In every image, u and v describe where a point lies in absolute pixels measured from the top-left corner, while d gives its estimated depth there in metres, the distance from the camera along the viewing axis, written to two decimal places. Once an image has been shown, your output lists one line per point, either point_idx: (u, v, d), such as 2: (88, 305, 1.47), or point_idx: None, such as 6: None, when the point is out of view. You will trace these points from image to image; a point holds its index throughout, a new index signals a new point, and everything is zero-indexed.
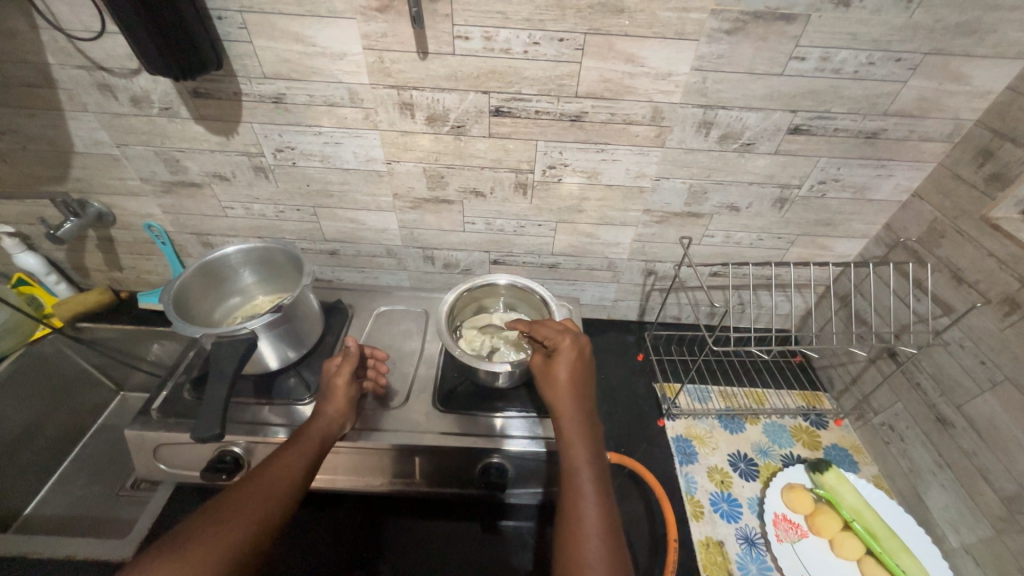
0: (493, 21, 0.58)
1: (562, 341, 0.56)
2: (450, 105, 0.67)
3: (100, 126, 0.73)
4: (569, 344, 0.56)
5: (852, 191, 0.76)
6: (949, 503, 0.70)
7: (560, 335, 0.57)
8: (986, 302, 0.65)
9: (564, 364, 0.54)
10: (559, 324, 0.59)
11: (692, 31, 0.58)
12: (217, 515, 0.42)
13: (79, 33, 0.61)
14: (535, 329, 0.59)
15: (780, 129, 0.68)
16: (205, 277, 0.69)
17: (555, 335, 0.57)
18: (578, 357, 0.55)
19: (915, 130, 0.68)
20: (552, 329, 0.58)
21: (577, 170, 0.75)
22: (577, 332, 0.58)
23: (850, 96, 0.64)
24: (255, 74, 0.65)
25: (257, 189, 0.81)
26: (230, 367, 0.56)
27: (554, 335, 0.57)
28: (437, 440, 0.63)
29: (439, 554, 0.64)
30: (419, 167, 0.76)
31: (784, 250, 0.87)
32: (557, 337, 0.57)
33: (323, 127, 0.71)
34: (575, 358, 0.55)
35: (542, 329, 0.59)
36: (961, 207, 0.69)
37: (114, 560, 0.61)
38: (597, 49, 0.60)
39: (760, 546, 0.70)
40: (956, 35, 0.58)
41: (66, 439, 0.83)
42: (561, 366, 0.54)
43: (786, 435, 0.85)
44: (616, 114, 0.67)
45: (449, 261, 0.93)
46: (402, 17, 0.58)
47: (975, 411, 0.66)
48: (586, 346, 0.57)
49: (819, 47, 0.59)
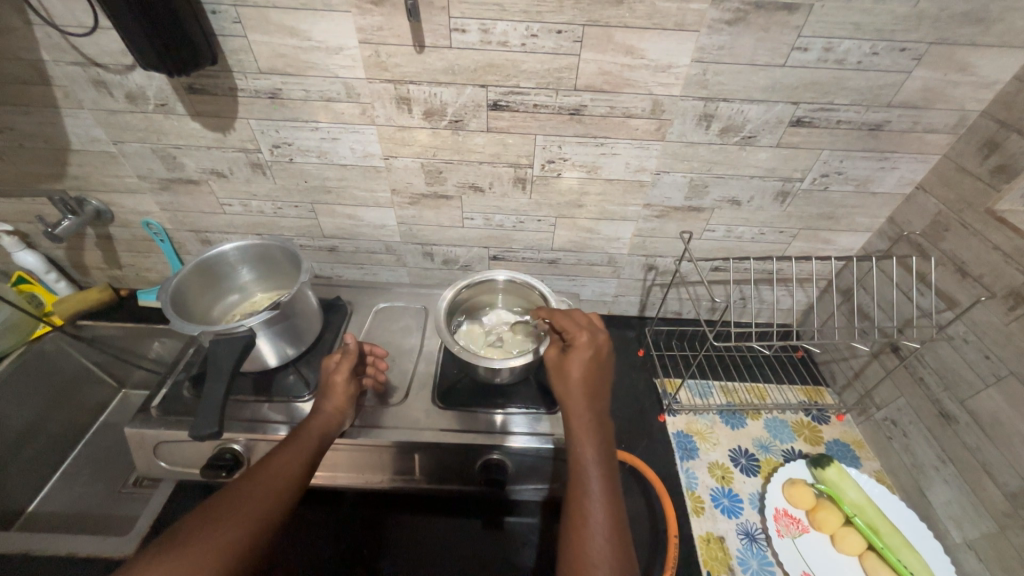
0: (489, 13, 0.57)
1: (581, 338, 0.56)
2: (447, 100, 0.66)
3: (96, 123, 0.73)
4: (588, 341, 0.55)
5: (855, 184, 0.75)
6: (952, 499, 0.70)
7: (579, 329, 0.57)
8: (991, 295, 0.64)
9: (580, 362, 0.53)
10: (580, 318, 0.58)
11: (692, 21, 0.57)
12: (217, 513, 0.42)
13: (73, 29, 0.61)
14: (557, 318, 0.59)
15: (782, 121, 0.67)
16: (203, 274, 0.68)
17: (575, 328, 0.57)
18: (595, 355, 0.55)
19: (920, 122, 0.67)
20: (572, 323, 0.58)
21: (576, 164, 0.74)
22: (596, 328, 0.58)
23: (853, 87, 0.63)
24: (250, 69, 0.64)
25: (255, 185, 0.80)
26: (229, 365, 0.56)
27: (573, 328, 0.57)
28: (436, 436, 0.63)
29: (440, 550, 0.64)
30: (416, 163, 0.75)
31: (786, 245, 0.86)
32: (577, 332, 0.56)
33: (319, 122, 0.70)
34: (592, 354, 0.54)
35: (562, 321, 0.58)
36: (966, 200, 0.68)
37: (117, 557, 0.61)
38: (596, 41, 0.59)
39: (761, 541, 0.70)
40: (962, 23, 0.56)
41: (68, 436, 0.84)
42: (575, 362, 0.54)
43: (787, 430, 0.85)
44: (616, 108, 0.66)
45: (448, 257, 0.93)
46: (397, 10, 0.58)
47: (979, 405, 0.66)
48: (605, 343, 0.56)
49: (822, 37, 0.58)
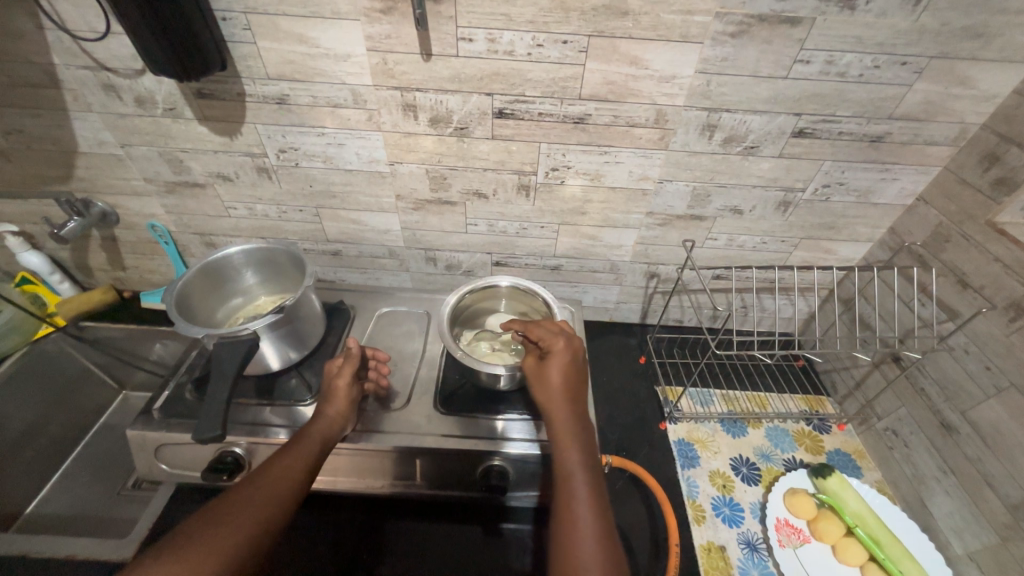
0: (497, 22, 0.58)
1: (556, 344, 0.56)
2: (454, 107, 0.67)
3: (104, 126, 0.73)
4: (564, 347, 0.56)
5: (857, 195, 0.76)
6: (953, 510, 0.69)
7: (553, 335, 0.57)
8: (991, 307, 0.64)
9: (559, 366, 0.54)
10: (554, 326, 0.59)
11: (696, 33, 0.58)
12: (217, 516, 0.42)
13: (85, 34, 0.61)
14: (532, 329, 0.59)
15: (784, 132, 0.68)
16: (208, 277, 0.69)
17: (551, 336, 0.57)
18: (572, 361, 0.55)
19: (920, 134, 0.67)
20: (546, 331, 0.58)
21: (579, 172, 0.75)
22: (572, 334, 0.58)
23: (855, 99, 0.64)
24: (258, 74, 0.65)
25: (260, 190, 0.81)
26: (232, 368, 0.56)
27: (548, 336, 0.57)
28: (437, 442, 0.62)
29: (440, 556, 0.64)
30: (422, 169, 0.76)
31: (787, 254, 0.87)
32: (552, 339, 0.57)
33: (326, 128, 0.71)
34: (570, 359, 0.55)
35: (537, 331, 0.58)
36: (966, 211, 0.68)
37: (115, 560, 0.61)
38: (601, 51, 0.60)
39: (762, 551, 0.70)
40: (963, 38, 0.57)
41: (68, 437, 0.83)
42: (554, 368, 0.54)
43: (788, 439, 0.85)
44: (620, 117, 0.67)
45: (451, 263, 0.93)
46: (406, 19, 0.58)
47: (980, 416, 0.66)
48: (581, 348, 0.57)
49: (825, 50, 0.59)
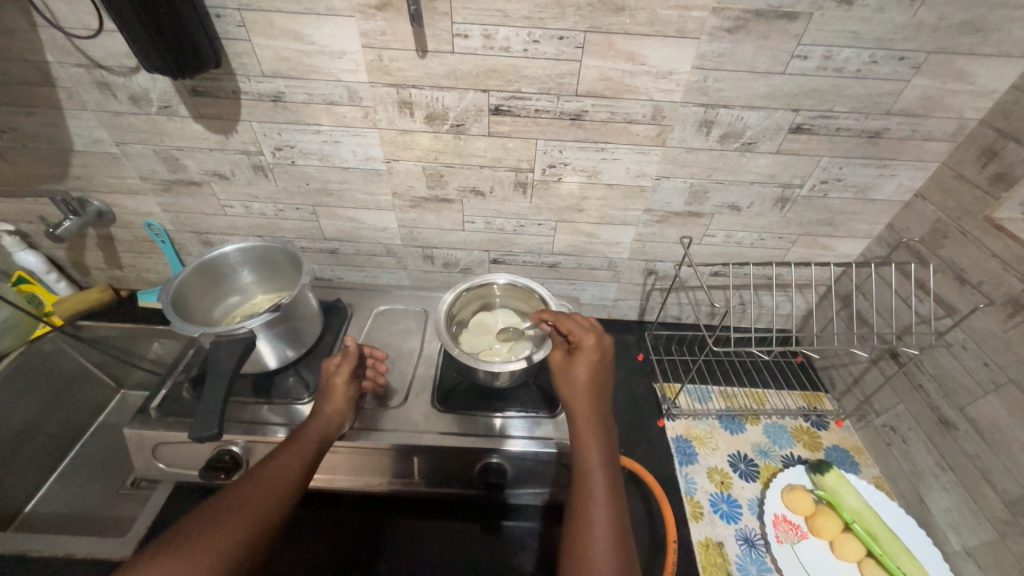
0: (492, 19, 0.58)
1: (587, 341, 0.56)
2: (450, 104, 0.67)
3: (99, 125, 0.73)
4: (593, 343, 0.56)
5: (855, 191, 0.76)
6: (951, 506, 0.70)
7: (584, 332, 0.57)
8: (990, 302, 0.64)
9: (585, 364, 0.54)
10: (585, 322, 0.59)
11: (693, 29, 0.58)
12: (215, 515, 0.42)
13: (78, 32, 0.61)
14: (561, 321, 0.59)
15: (781, 128, 0.68)
16: (203, 276, 0.68)
17: (581, 331, 0.57)
18: (600, 360, 0.55)
19: (919, 130, 0.67)
20: (578, 327, 0.58)
21: (576, 169, 0.74)
22: (601, 331, 0.58)
23: (852, 95, 0.64)
24: (253, 72, 0.65)
25: (256, 188, 0.81)
26: (229, 367, 0.56)
27: (579, 331, 0.57)
28: (435, 440, 0.62)
29: (439, 553, 0.64)
30: (418, 166, 0.75)
31: (785, 250, 0.87)
32: (583, 335, 0.56)
33: (322, 126, 0.70)
34: (597, 358, 0.55)
35: (568, 324, 0.58)
36: (964, 207, 0.68)
37: (113, 558, 0.61)
38: (598, 47, 0.60)
39: (760, 547, 0.70)
40: (960, 33, 0.57)
41: (66, 436, 0.83)
42: (581, 365, 0.54)
43: (786, 436, 0.85)
44: (616, 113, 0.66)
45: (449, 260, 0.93)
46: (400, 16, 0.58)
47: (978, 412, 0.66)
48: (610, 347, 0.57)
49: (822, 45, 0.59)
